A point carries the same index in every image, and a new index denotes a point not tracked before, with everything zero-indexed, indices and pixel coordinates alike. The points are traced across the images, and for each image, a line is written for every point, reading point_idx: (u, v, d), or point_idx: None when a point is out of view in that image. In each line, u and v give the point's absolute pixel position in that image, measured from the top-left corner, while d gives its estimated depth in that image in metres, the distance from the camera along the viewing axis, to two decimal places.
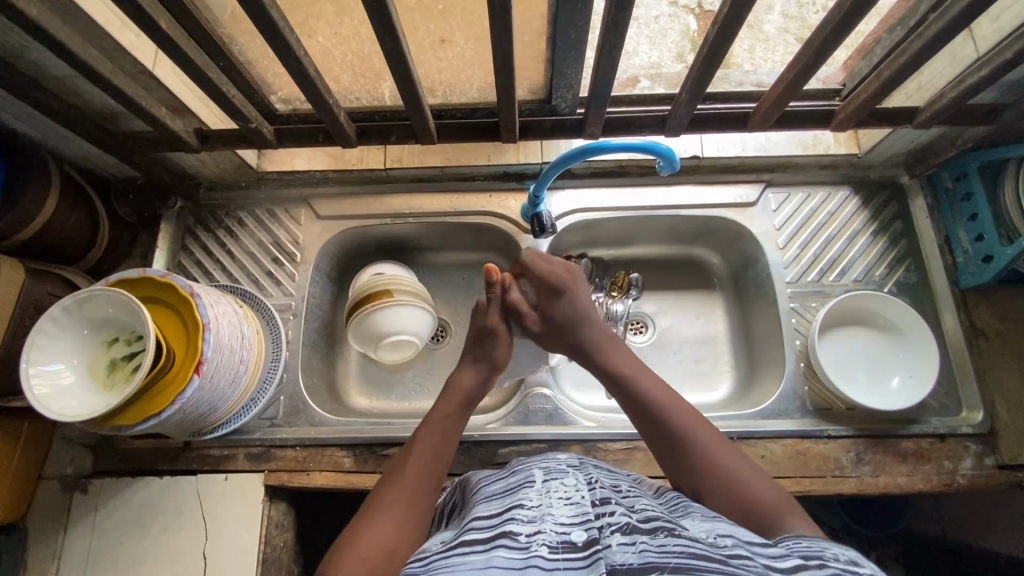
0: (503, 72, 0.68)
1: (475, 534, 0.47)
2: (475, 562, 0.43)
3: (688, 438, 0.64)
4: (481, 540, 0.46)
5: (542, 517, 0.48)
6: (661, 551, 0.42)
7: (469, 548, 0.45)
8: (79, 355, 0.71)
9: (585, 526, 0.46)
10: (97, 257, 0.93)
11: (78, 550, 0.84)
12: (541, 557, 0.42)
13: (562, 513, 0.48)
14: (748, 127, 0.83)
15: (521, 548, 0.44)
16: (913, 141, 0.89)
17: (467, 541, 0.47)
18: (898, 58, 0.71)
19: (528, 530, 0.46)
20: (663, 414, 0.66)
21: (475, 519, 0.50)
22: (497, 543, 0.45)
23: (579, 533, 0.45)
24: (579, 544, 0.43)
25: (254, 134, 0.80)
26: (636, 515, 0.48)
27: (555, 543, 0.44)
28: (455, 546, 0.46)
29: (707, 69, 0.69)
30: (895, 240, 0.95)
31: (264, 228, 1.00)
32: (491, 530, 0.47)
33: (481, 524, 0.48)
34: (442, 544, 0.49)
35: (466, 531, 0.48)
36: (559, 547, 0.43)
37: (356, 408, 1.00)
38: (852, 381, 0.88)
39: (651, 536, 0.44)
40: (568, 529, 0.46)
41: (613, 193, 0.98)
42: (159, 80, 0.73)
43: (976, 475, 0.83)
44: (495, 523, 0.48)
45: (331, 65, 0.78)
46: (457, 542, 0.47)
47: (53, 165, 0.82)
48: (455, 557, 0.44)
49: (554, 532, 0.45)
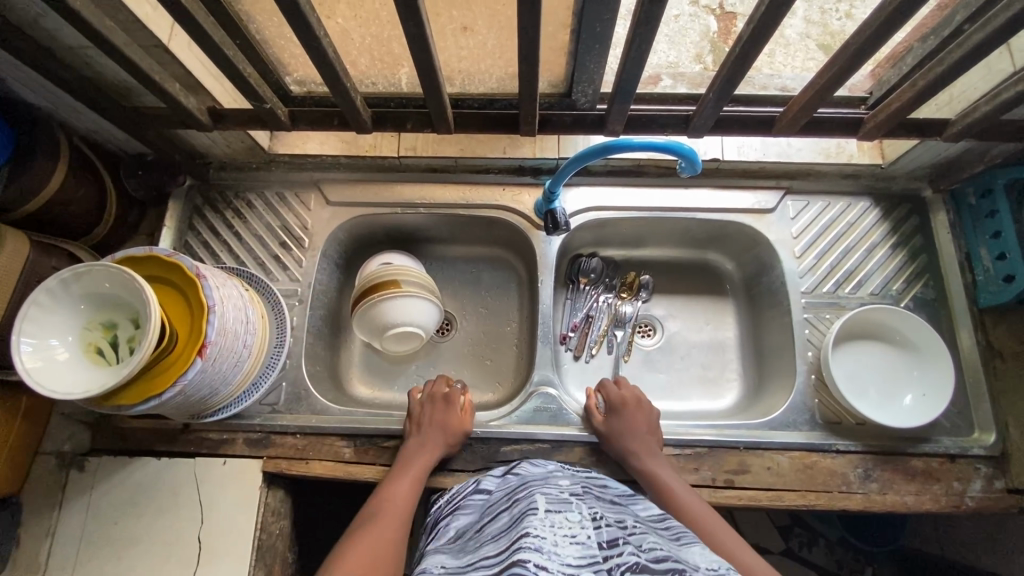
0: (527, 63, 0.66)
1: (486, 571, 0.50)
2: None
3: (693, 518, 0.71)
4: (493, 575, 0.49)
5: (551, 553, 0.49)
6: None
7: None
8: (83, 301, 0.69)
9: (594, 568, 0.48)
10: (104, 233, 0.92)
11: (71, 529, 0.84)
12: None
13: (569, 552, 0.50)
14: (772, 131, 0.82)
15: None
16: (939, 154, 0.87)
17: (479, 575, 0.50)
18: (933, 68, 0.69)
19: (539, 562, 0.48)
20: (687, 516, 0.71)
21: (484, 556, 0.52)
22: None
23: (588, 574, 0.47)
24: None
25: (269, 116, 0.79)
26: (644, 553, 0.50)
27: None
28: None
29: (738, 68, 0.67)
30: (914, 254, 0.93)
31: (273, 211, 0.99)
32: (501, 564, 0.49)
33: (490, 561, 0.51)
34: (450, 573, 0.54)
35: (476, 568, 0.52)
36: None
37: (357, 398, 0.99)
38: (864, 396, 0.86)
39: None
40: (577, 568, 0.48)
41: (628, 193, 0.96)
42: (174, 56, 0.72)
43: (984, 498, 0.81)
44: (505, 555, 0.50)
45: (349, 48, 0.77)
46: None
47: (62, 136, 0.80)
48: None
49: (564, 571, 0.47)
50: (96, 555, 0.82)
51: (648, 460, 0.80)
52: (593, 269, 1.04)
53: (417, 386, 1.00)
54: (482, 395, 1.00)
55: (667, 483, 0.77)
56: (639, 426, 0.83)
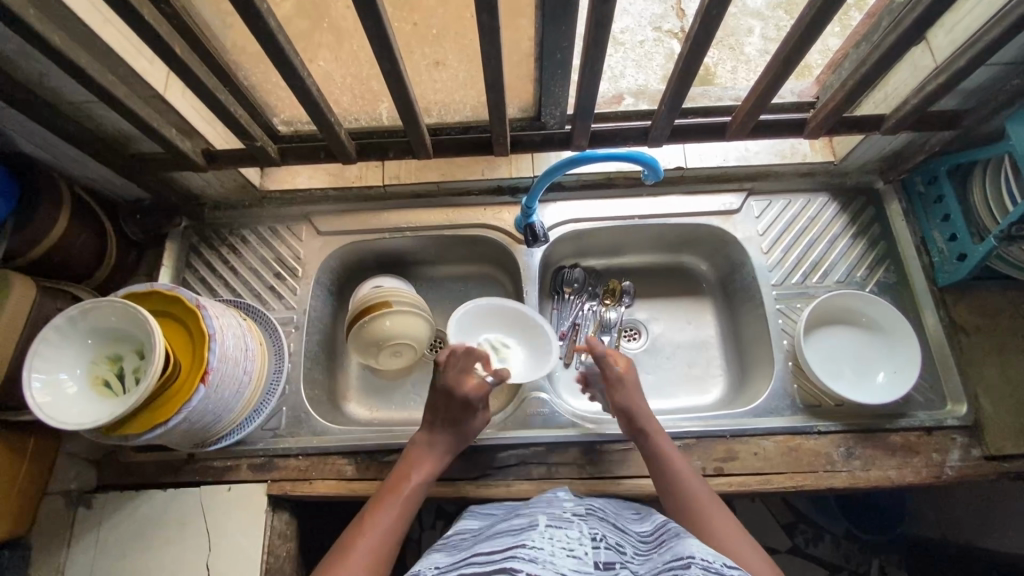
0: (495, 89, 0.73)
1: (477, 568, 0.52)
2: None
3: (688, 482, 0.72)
4: (484, 571, 0.51)
5: (543, 558, 0.52)
6: None
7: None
8: (90, 336, 0.73)
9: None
10: (105, 275, 0.96)
11: (82, 566, 0.85)
12: None
13: (565, 563, 0.52)
14: (726, 137, 0.88)
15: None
16: (883, 148, 0.94)
17: (469, 573, 0.52)
18: (860, 70, 0.76)
19: (530, 566, 0.50)
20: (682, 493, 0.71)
21: (477, 556, 0.55)
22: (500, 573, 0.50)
23: None
24: None
25: (259, 153, 0.84)
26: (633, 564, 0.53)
27: None
28: None
29: (684, 81, 0.74)
30: (874, 242, 0.99)
31: (267, 245, 1.03)
32: (493, 564, 0.52)
33: (483, 559, 0.54)
34: (437, 569, 0.57)
35: (469, 563, 0.55)
36: None
37: (355, 418, 1.02)
38: (838, 378, 0.91)
39: None
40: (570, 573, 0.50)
41: (602, 204, 1.02)
42: (169, 103, 0.78)
43: (964, 467, 0.85)
44: (498, 559, 0.53)
45: (332, 88, 0.83)
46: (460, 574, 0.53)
47: (64, 186, 0.85)
48: None
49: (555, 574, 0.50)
50: None
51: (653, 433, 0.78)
52: (577, 279, 1.08)
53: (414, 403, 1.03)
54: None
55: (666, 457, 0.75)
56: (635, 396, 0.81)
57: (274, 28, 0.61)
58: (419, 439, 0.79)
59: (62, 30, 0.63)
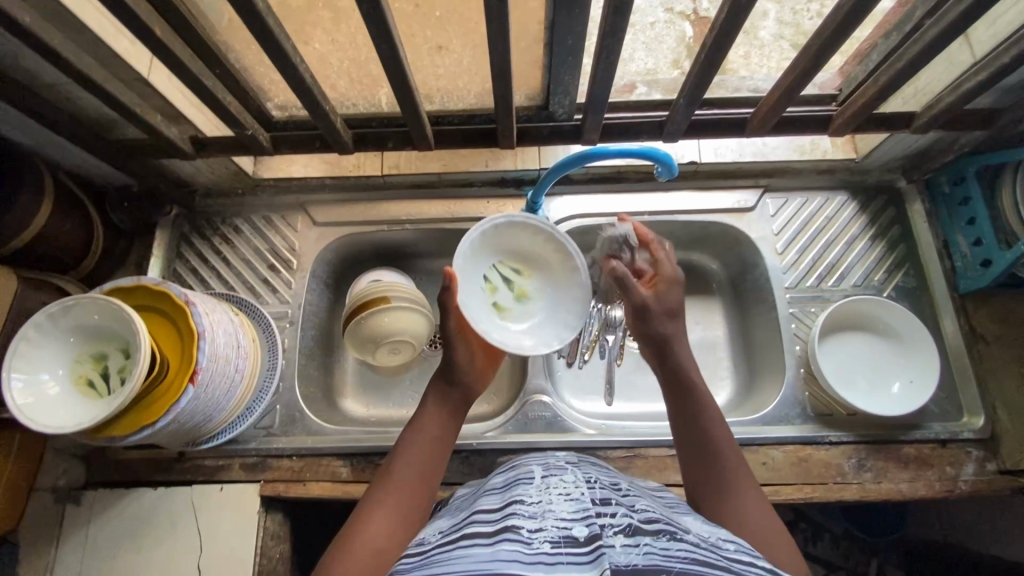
0: (502, 77, 0.68)
1: (478, 528, 0.49)
2: (482, 554, 0.45)
3: (723, 441, 0.63)
4: (486, 533, 0.48)
5: (543, 513, 0.49)
6: (665, 555, 0.44)
7: (473, 542, 0.47)
8: (73, 333, 0.70)
9: (587, 521, 0.47)
10: (92, 266, 0.92)
11: (70, 565, 0.83)
12: (544, 553, 0.44)
13: (563, 509, 0.50)
14: (746, 133, 0.83)
15: (525, 543, 0.45)
16: (909, 146, 0.89)
17: (471, 534, 0.49)
18: (894, 65, 0.71)
19: (531, 525, 0.47)
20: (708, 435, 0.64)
21: (478, 514, 0.52)
22: (502, 536, 0.46)
23: (580, 528, 0.47)
24: (581, 539, 0.45)
25: (251, 141, 0.80)
26: (638, 515, 0.50)
27: (556, 538, 0.45)
28: (459, 540, 0.49)
29: (705, 75, 0.69)
30: (893, 245, 0.95)
31: (261, 235, 0.99)
32: (494, 524, 0.49)
33: (485, 518, 0.50)
34: (441, 536, 0.52)
35: (470, 523, 0.51)
36: (561, 542, 0.45)
37: (351, 416, 0.99)
38: (853, 386, 0.88)
39: (654, 539, 0.46)
40: (570, 524, 0.47)
41: (610, 198, 0.98)
42: (154, 87, 0.73)
43: (978, 481, 0.82)
44: (497, 518, 0.49)
45: (328, 72, 0.78)
46: (460, 535, 0.49)
47: (46, 173, 0.81)
48: (459, 550, 0.47)
49: (556, 528, 0.47)
50: None
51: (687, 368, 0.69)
52: None
53: (412, 401, 1.01)
54: (476, 407, 1.00)
55: (707, 408, 0.66)
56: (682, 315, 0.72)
57: (263, 9, 0.57)
58: (433, 386, 0.70)
59: (33, 7, 0.58)
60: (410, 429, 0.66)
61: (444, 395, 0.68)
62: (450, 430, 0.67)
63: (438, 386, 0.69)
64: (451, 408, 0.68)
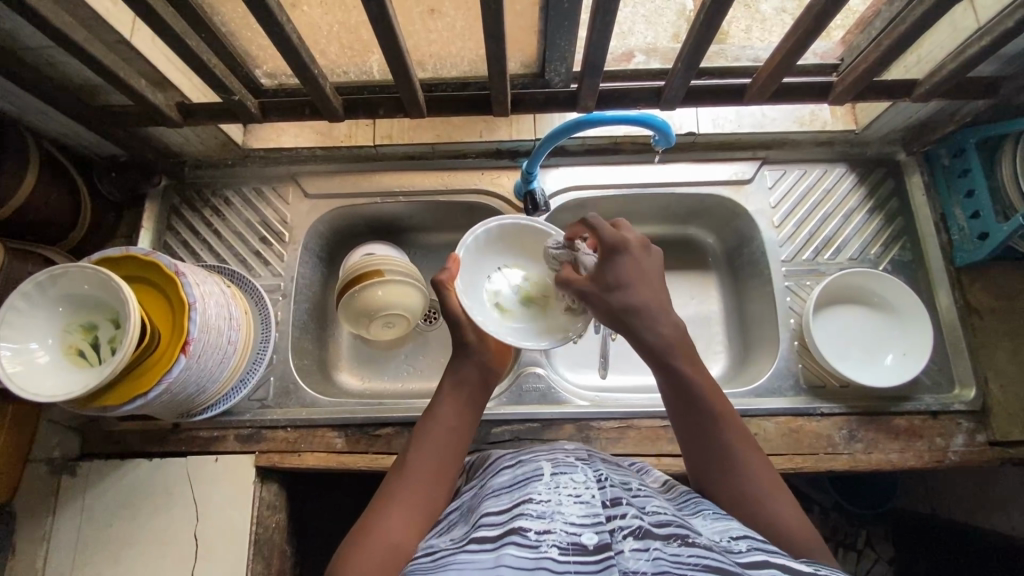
0: (495, 40, 0.66)
1: (485, 531, 0.49)
2: (487, 563, 0.45)
3: (723, 422, 0.61)
4: (491, 538, 0.48)
5: (552, 514, 0.49)
6: (674, 561, 0.44)
7: (478, 548, 0.47)
8: (63, 303, 0.69)
9: (597, 527, 0.48)
10: (81, 237, 0.91)
11: (67, 534, 0.83)
12: (552, 560, 0.45)
13: (573, 511, 0.50)
14: (744, 101, 0.82)
15: (532, 549, 0.46)
16: (910, 116, 0.88)
17: (477, 537, 0.49)
18: (897, 29, 0.69)
19: (538, 528, 0.48)
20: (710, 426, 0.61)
21: (483, 514, 0.51)
22: (507, 541, 0.47)
23: (590, 534, 0.47)
24: (590, 547, 0.46)
25: (238, 107, 0.78)
26: (648, 518, 0.50)
27: (566, 544, 0.46)
28: (465, 545, 0.49)
29: (703, 38, 0.67)
30: (891, 218, 0.94)
31: (252, 207, 0.98)
32: (500, 527, 0.49)
33: (492, 520, 0.50)
34: (450, 541, 0.52)
35: (476, 527, 0.50)
36: (570, 549, 0.46)
37: (345, 388, 0.99)
38: (846, 358, 0.88)
39: (664, 543, 0.47)
40: (580, 530, 0.47)
41: (607, 170, 0.96)
42: (138, 50, 0.71)
43: (967, 452, 0.83)
44: (505, 519, 0.50)
45: (317, 37, 0.76)
46: (467, 540, 0.49)
47: (31, 141, 0.79)
48: (465, 557, 0.47)
49: (564, 533, 0.47)
50: (93, 557, 0.82)
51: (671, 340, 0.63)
52: None
53: (407, 374, 1.01)
54: None
55: (696, 387, 0.61)
56: (644, 283, 0.64)
57: None
58: (451, 374, 0.68)
59: None
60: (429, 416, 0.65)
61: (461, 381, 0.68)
62: (468, 418, 0.66)
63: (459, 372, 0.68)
64: (470, 393, 0.67)
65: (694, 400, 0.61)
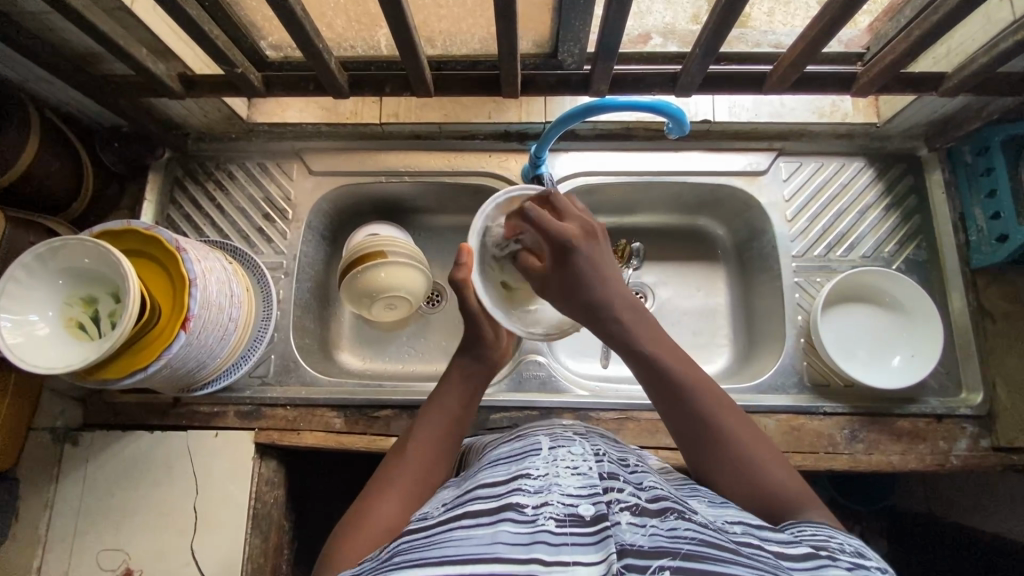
0: (507, 19, 0.63)
1: (480, 506, 0.47)
2: (482, 537, 0.43)
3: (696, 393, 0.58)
4: (486, 512, 0.46)
5: (548, 488, 0.49)
6: (672, 537, 0.43)
7: (474, 523, 0.45)
8: (63, 276, 0.68)
9: (593, 498, 0.47)
10: (83, 209, 0.90)
11: (69, 501, 0.85)
12: (548, 532, 0.43)
13: (570, 483, 0.49)
14: (763, 90, 0.79)
15: (527, 522, 0.44)
16: (935, 111, 0.85)
17: (471, 512, 0.47)
18: (929, 17, 0.66)
19: (535, 502, 0.47)
20: (687, 398, 0.58)
21: (480, 489, 0.50)
22: (503, 516, 0.45)
23: (586, 505, 0.46)
24: (587, 518, 0.45)
25: (241, 81, 0.76)
26: (644, 493, 0.49)
27: (562, 515, 0.45)
28: (459, 519, 0.47)
29: (724, 24, 0.64)
30: (908, 215, 0.92)
31: (256, 183, 0.97)
32: (496, 501, 0.47)
33: (487, 494, 0.49)
34: (444, 509, 0.50)
35: (473, 498, 0.49)
36: (567, 520, 0.44)
37: (346, 367, 0.99)
38: (854, 358, 0.87)
39: (661, 520, 0.45)
40: (575, 501, 0.47)
41: (618, 156, 0.94)
42: (139, 18, 0.69)
43: (970, 456, 0.82)
44: (501, 492, 0.48)
45: (323, 8, 0.73)
46: (461, 513, 0.48)
47: (32, 108, 0.78)
48: (459, 531, 0.45)
49: (562, 504, 0.46)
50: (95, 526, 0.84)
51: (633, 316, 0.61)
52: None
53: (407, 356, 1.00)
54: None
55: (678, 375, 0.58)
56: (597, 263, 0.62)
57: None
58: (455, 365, 0.68)
59: None
60: (430, 405, 0.65)
61: (467, 369, 0.68)
62: (470, 411, 0.66)
63: (460, 366, 0.68)
64: (472, 388, 0.67)
65: (680, 391, 0.58)
